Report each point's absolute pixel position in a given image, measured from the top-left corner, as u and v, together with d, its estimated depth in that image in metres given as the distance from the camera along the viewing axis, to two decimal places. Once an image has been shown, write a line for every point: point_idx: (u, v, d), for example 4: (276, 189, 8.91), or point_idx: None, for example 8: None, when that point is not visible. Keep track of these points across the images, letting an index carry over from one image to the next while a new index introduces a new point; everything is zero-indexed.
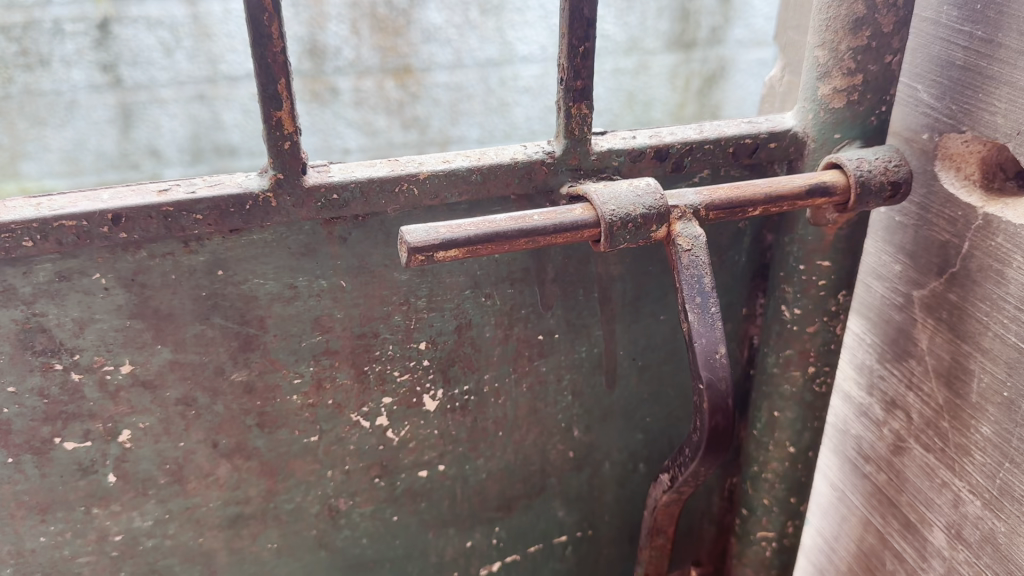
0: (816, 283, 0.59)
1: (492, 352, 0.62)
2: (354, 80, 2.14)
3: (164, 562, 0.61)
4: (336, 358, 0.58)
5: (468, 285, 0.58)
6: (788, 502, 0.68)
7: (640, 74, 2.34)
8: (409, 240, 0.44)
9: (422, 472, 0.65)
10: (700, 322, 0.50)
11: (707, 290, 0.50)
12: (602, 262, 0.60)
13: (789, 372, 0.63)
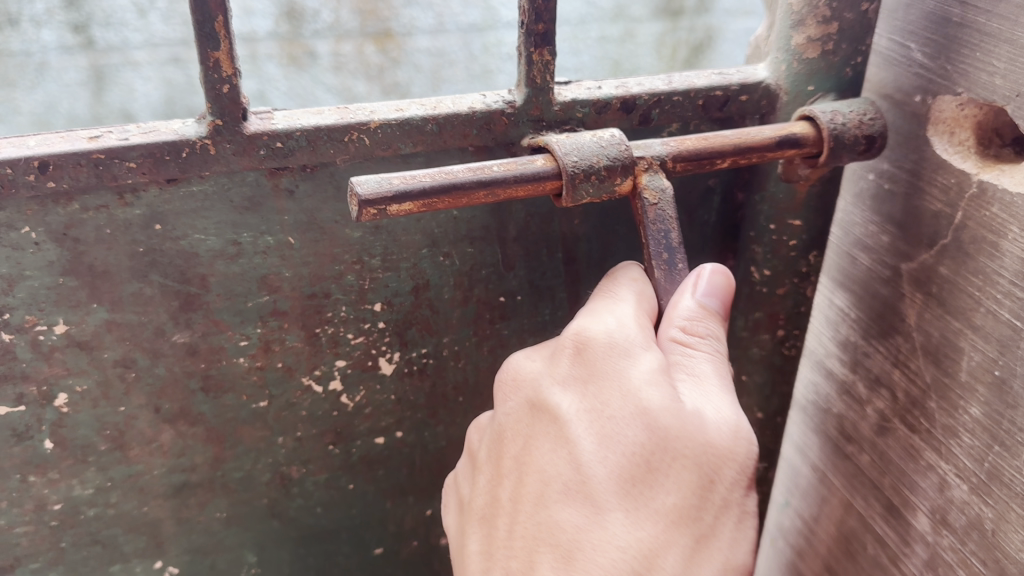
0: (786, 242, 0.57)
1: (451, 314, 0.59)
2: (333, 44, 1.95)
3: (107, 532, 0.59)
4: (285, 320, 0.55)
5: (425, 243, 0.55)
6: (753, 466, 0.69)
7: (627, 42, 2.19)
8: (358, 191, 0.41)
9: (379, 439, 0.63)
10: (666, 280, 0.47)
11: (673, 246, 0.47)
12: (566, 221, 0.57)
13: (758, 335, 0.61)
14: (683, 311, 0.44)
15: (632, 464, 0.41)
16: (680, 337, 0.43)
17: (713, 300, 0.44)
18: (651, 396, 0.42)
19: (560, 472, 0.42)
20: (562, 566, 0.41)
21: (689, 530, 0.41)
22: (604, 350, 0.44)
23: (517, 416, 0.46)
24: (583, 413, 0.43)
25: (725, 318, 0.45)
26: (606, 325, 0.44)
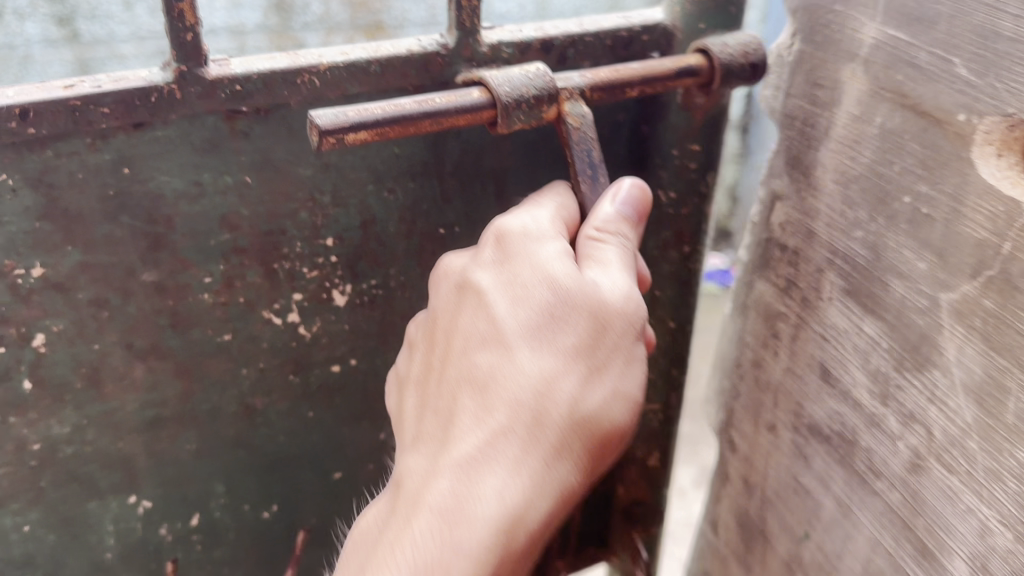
0: (689, 165, 0.64)
1: (396, 247, 0.64)
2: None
3: (84, 469, 0.63)
4: (245, 256, 0.60)
5: (370, 179, 0.60)
6: (669, 372, 0.76)
7: None
8: (319, 122, 0.45)
9: (335, 367, 0.68)
10: (591, 193, 0.53)
11: (595, 163, 0.53)
12: (495, 154, 0.63)
13: (667, 253, 0.69)
14: (603, 215, 0.51)
15: (541, 316, 0.49)
16: (595, 234, 0.51)
17: (629, 209, 0.52)
18: (555, 266, 0.49)
19: (480, 328, 0.50)
20: (480, 398, 0.49)
21: (584, 361, 0.49)
22: (517, 235, 0.51)
23: (446, 293, 0.53)
24: (501, 281, 0.50)
25: (638, 228, 0.53)
26: (527, 218, 0.52)
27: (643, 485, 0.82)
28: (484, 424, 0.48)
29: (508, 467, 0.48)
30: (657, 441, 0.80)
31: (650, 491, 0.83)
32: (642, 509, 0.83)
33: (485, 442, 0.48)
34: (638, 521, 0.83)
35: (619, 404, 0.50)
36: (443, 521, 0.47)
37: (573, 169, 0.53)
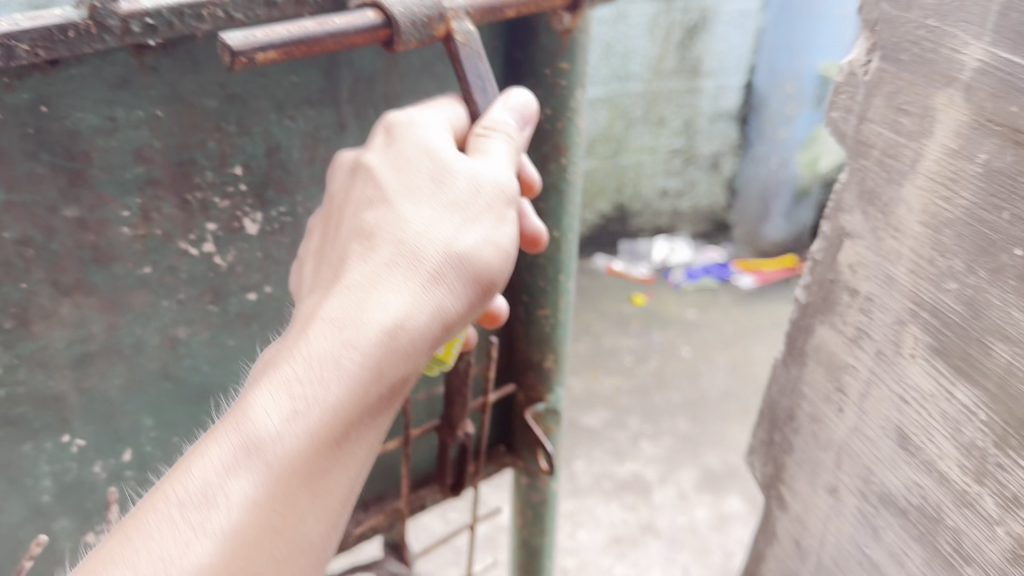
0: (559, 83, 0.75)
1: (301, 173, 0.64)
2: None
3: (16, 411, 0.60)
4: (159, 188, 0.58)
5: (272, 108, 0.60)
6: (558, 279, 0.85)
7: (619, 23, 2.62)
8: (231, 45, 0.45)
9: (251, 295, 0.66)
10: (482, 103, 0.57)
11: (483, 75, 0.57)
12: (388, 81, 0.66)
13: (547, 166, 0.79)
14: (493, 114, 0.55)
15: (427, 175, 0.50)
16: (484, 128, 0.54)
17: (516, 115, 0.56)
18: (435, 141, 0.51)
19: (367, 193, 0.50)
20: (364, 246, 0.48)
21: (466, 201, 0.49)
22: (399, 124, 0.52)
23: (335, 176, 0.54)
24: (388, 153, 0.51)
25: (524, 137, 0.56)
26: (414, 113, 0.54)
27: (544, 387, 0.91)
28: (369, 254, 0.47)
29: (394, 288, 0.46)
30: (551, 344, 0.89)
31: (551, 393, 0.92)
32: (546, 409, 0.93)
33: (370, 268, 0.47)
34: (543, 419, 0.93)
35: (502, 248, 0.50)
36: (325, 338, 0.45)
37: (464, 83, 0.56)
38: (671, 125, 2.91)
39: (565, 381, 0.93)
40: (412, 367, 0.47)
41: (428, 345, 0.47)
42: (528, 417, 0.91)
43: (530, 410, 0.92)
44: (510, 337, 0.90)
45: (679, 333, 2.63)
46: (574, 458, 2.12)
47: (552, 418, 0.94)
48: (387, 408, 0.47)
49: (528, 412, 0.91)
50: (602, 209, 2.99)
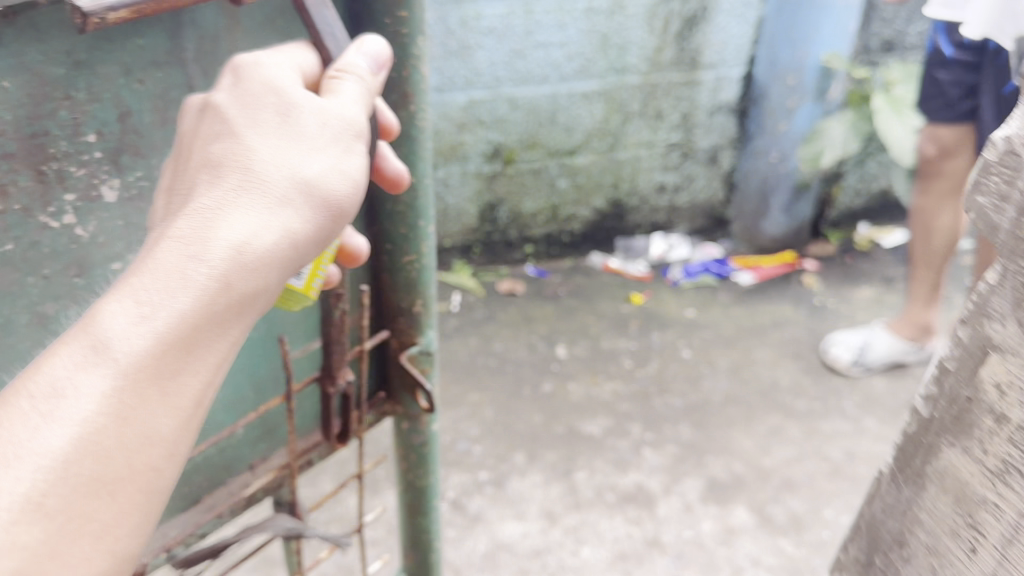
0: (399, 31, 0.86)
1: (155, 136, 0.72)
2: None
3: None
4: (13, 161, 0.64)
5: (121, 74, 0.68)
6: (416, 224, 0.98)
7: (616, 14, 2.38)
8: (81, 5, 0.57)
9: (115, 265, 0.75)
10: (333, 47, 0.73)
11: (327, 20, 0.73)
12: (229, 42, 0.75)
13: (398, 109, 0.90)
14: (345, 62, 0.71)
15: (277, 117, 0.65)
16: (336, 75, 0.70)
17: (370, 60, 0.72)
18: (277, 78, 0.66)
19: (220, 128, 0.64)
20: (216, 174, 0.62)
21: (303, 141, 0.65)
22: (247, 62, 0.67)
23: (186, 122, 0.66)
24: (237, 94, 0.65)
25: (376, 77, 0.73)
26: (260, 56, 0.68)
27: (414, 332, 1.06)
28: (219, 184, 0.62)
29: (237, 212, 0.61)
30: (419, 289, 1.03)
31: (422, 336, 1.07)
32: (420, 351, 1.08)
33: (218, 194, 0.61)
34: (418, 361, 1.08)
35: (338, 177, 0.66)
36: (174, 252, 0.58)
37: (314, 27, 0.72)
38: (669, 120, 2.66)
39: (433, 325, 1.07)
40: (256, 281, 0.61)
41: (268, 256, 0.61)
42: (403, 359, 1.06)
43: (405, 354, 1.07)
44: (380, 288, 1.03)
45: (679, 334, 2.54)
46: (574, 468, 2.00)
47: (426, 359, 1.09)
48: (234, 316, 0.60)
49: (402, 355, 1.06)
50: (597, 205, 2.78)
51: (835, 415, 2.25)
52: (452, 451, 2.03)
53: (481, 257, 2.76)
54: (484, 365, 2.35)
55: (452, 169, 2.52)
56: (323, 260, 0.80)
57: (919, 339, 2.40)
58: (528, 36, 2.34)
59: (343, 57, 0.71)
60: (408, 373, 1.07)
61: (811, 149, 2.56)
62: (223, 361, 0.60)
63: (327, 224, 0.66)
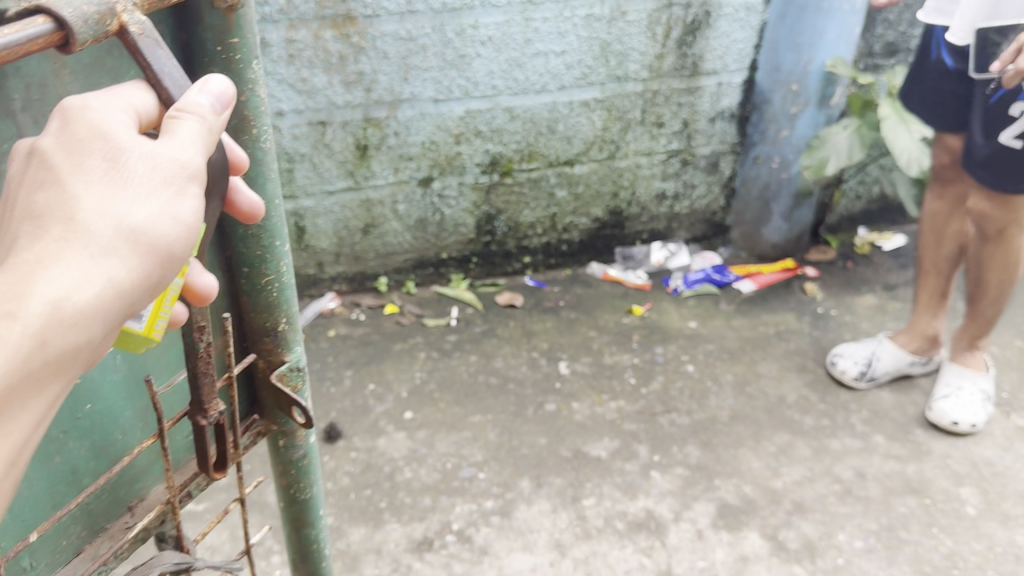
0: (233, 58, 0.78)
1: None
2: (286, 32, 2.04)
3: None
4: None
5: None
6: (273, 244, 0.90)
7: (616, 21, 2.31)
8: None
9: None
10: (172, 87, 0.66)
11: (164, 60, 0.66)
12: (60, 84, 0.66)
13: (242, 139, 0.84)
14: (189, 101, 0.65)
15: (106, 163, 0.60)
16: (178, 111, 0.64)
17: (215, 100, 0.66)
18: (107, 122, 0.61)
19: (41, 172, 0.59)
20: (36, 226, 0.58)
21: (131, 187, 0.60)
22: (75, 104, 0.61)
23: (12, 162, 0.61)
24: (62, 135, 0.60)
25: (223, 115, 0.67)
26: (89, 96, 0.62)
27: (282, 350, 0.98)
28: (39, 237, 0.57)
29: (57, 264, 0.57)
30: (281, 308, 0.95)
31: (290, 353, 0.99)
32: (290, 369, 1.00)
33: (34, 250, 0.57)
34: (289, 379, 1.00)
35: (169, 223, 0.61)
36: None
37: (149, 69, 0.65)
38: (670, 127, 2.60)
39: (300, 340, 1.00)
40: (75, 338, 0.58)
41: (90, 312, 0.58)
42: (274, 380, 0.98)
43: (275, 374, 0.99)
44: (239, 311, 0.94)
45: (681, 347, 2.50)
46: (581, 495, 1.95)
47: (297, 376, 1.01)
48: (51, 375, 0.58)
49: (272, 376, 0.97)
50: (596, 214, 2.72)
51: (843, 432, 2.21)
52: (456, 478, 1.97)
53: (478, 269, 2.69)
54: (485, 383, 2.28)
55: (448, 181, 2.45)
56: (166, 299, 0.72)
57: (924, 351, 2.36)
58: (527, 44, 2.26)
59: (187, 97, 0.65)
60: (281, 394, 0.99)
61: (812, 157, 2.47)
62: (39, 418, 0.59)
63: (159, 270, 0.61)
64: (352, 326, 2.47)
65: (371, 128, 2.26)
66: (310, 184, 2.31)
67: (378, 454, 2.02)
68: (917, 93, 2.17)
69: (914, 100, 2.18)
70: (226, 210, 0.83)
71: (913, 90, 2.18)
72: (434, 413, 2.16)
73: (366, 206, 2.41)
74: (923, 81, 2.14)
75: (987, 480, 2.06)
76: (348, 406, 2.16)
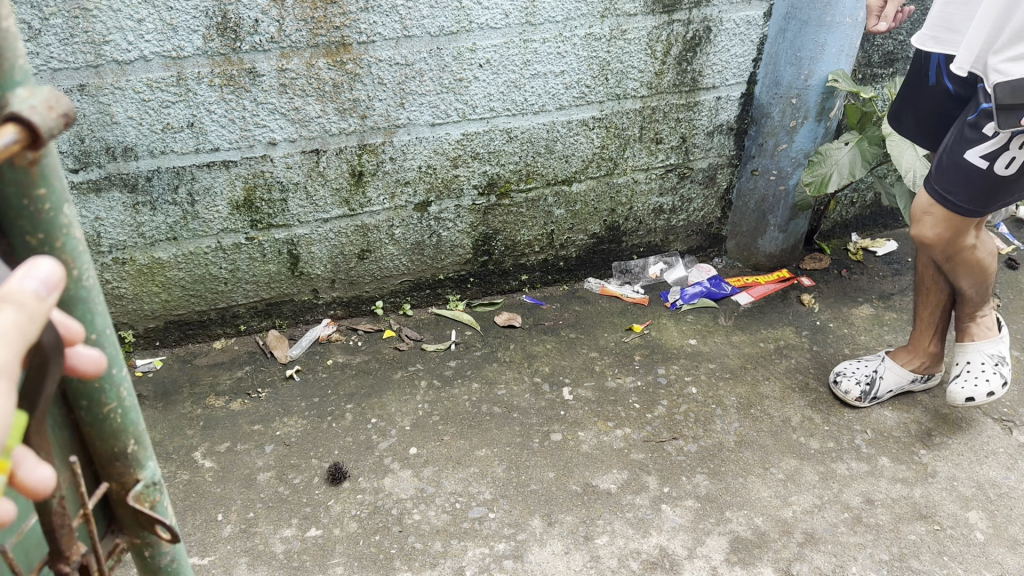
0: (38, 204, 0.69)
1: None
2: (277, 61, 1.96)
3: None
4: None
5: None
6: (109, 372, 0.80)
7: (616, 39, 2.25)
8: None
9: None
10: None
11: None
12: None
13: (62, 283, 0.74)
14: (11, 295, 0.59)
15: None
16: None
17: (37, 287, 0.61)
18: None
19: None
20: None
21: None
22: None
23: None
24: None
25: (45, 297, 0.62)
26: None
27: (134, 467, 0.86)
28: None
29: None
30: (127, 431, 0.84)
31: (143, 469, 0.88)
32: (146, 486, 0.88)
33: None
34: (147, 496, 0.89)
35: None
36: None
37: None
38: (668, 143, 2.55)
39: (152, 452, 0.89)
40: None
41: None
42: (132, 502, 0.85)
43: (131, 495, 0.86)
44: (79, 445, 0.81)
45: (683, 367, 2.47)
46: (593, 534, 1.92)
47: (154, 490, 0.90)
48: None
49: (129, 498, 0.85)
50: (594, 230, 2.68)
51: (849, 454, 2.20)
52: (466, 519, 1.93)
53: (475, 289, 2.65)
54: (489, 413, 2.24)
55: (446, 204, 2.39)
56: None
57: (925, 368, 2.34)
58: (526, 66, 2.20)
59: (9, 289, 0.59)
60: (140, 514, 0.86)
61: (813, 174, 2.45)
62: None
63: None
64: (350, 353, 2.41)
65: (367, 155, 2.19)
66: (304, 213, 2.24)
67: (385, 495, 1.97)
68: (910, 109, 2.02)
69: (905, 116, 2.04)
70: (64, 374, 0.73)
71: (904, 106, 2.04)
72: (439, 448, 2.12)
73: (362, 232, 2.35)
74: (918, 97, 1.99)
75: (993, 502, 2.06)
76: (350, 443, 2.11)
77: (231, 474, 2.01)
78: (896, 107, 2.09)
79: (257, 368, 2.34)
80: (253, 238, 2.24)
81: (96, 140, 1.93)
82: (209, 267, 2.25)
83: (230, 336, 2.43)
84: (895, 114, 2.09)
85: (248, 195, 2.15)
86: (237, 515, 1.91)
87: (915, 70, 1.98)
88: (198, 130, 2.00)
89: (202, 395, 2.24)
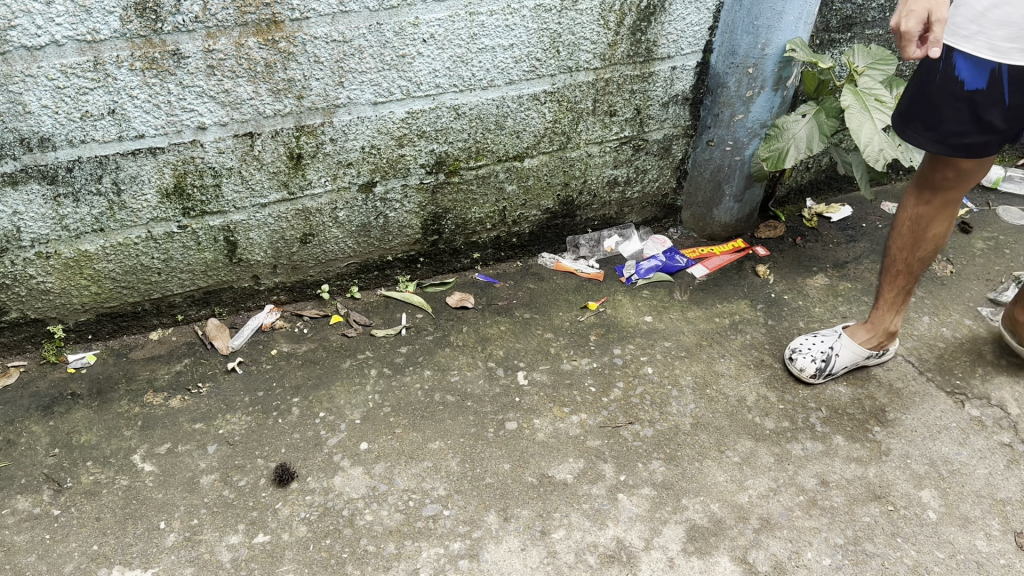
0: None
1: None
2: (203, 41, 1.81)
3: None
4: None
5: None
6: None
7: (567, 11, 2.14)
8: None
9: None
10: None
11: None
12: None
13: None
14: None
15: None
16: None
17: None
18: None
19: None
20: None
21: None
22: None
23: None
24: None
25: None
26: None
27: None
28: None
29: None
30: None
31: None
32: None
33: None
34: None
35: None
36: None
37: None
38: (622, 115, 2.47)
39: None
40: None
41: None
42: None
43: None
44: None
45: (639, 347, 2.42)
46: (550, 528, 1.87)
47: None
48: None
49: None
50: (547, 205, 2.61)
51: (804, 434, 2.18)
52: (419, 519, 1.87)
53: (425, 269, 2.59)
54: (442, 402, 2.18)
55: (392, 184, 2.29)
56: None
57: (880, 344, 2.32)
58: (472, 40, 2.09)
59: None
60: None
61: (770, 148, 2.42)
62: None
63: None
64: (295, 342, 2.34)
65: (305, 137, 2.07)
66: (240, 198, 2.12)
67: (335, 495, 1.91)
68: (926, 121, 1.86)
69: (919, 127, 1.88)
70: None
71: (919, 117, 1.88)
72: (391, 442, 2.05)
73: (304, 216, 2.24)
74: (934, 106, 1.83)
75: (946, 479, 2.06)
76: (298, 441, 2.04)
77: (173, 479, 1.93)
78: (902, 116, 1.92)
79: (196, 361, 2.25)
80: (185, 226, 2.12)
81: (9, 131, 1.79)
82: (140, 257, 2.14)
83: (166, 326, 2.35)
84: (900, 121, 1.93)
85: (178, 182, 2.02)
86: (180, 522, 1.83)
87: (932, 78, 1.82)
88: (120, 116, 1.86)
89: (140, 392, 2.15)
